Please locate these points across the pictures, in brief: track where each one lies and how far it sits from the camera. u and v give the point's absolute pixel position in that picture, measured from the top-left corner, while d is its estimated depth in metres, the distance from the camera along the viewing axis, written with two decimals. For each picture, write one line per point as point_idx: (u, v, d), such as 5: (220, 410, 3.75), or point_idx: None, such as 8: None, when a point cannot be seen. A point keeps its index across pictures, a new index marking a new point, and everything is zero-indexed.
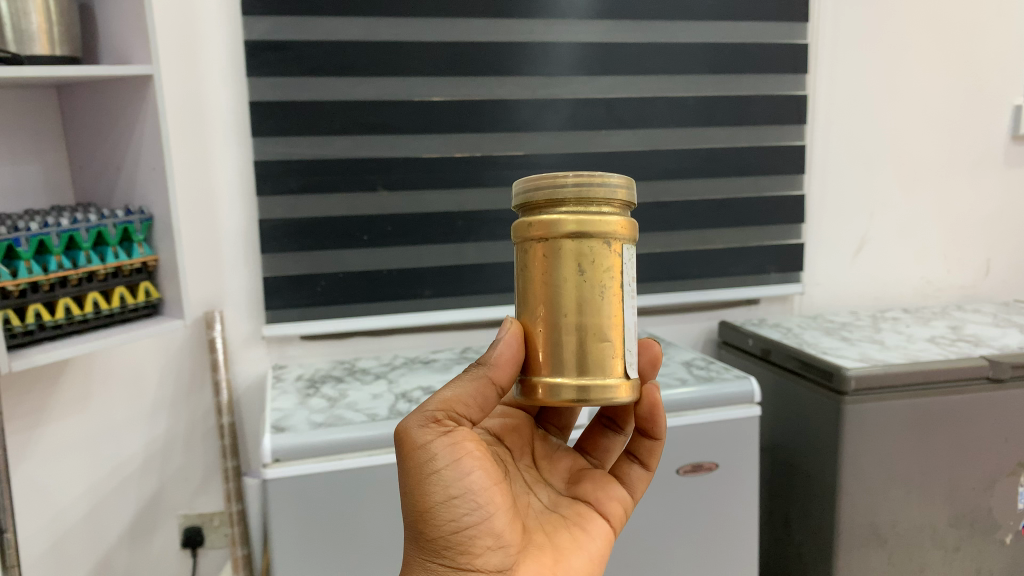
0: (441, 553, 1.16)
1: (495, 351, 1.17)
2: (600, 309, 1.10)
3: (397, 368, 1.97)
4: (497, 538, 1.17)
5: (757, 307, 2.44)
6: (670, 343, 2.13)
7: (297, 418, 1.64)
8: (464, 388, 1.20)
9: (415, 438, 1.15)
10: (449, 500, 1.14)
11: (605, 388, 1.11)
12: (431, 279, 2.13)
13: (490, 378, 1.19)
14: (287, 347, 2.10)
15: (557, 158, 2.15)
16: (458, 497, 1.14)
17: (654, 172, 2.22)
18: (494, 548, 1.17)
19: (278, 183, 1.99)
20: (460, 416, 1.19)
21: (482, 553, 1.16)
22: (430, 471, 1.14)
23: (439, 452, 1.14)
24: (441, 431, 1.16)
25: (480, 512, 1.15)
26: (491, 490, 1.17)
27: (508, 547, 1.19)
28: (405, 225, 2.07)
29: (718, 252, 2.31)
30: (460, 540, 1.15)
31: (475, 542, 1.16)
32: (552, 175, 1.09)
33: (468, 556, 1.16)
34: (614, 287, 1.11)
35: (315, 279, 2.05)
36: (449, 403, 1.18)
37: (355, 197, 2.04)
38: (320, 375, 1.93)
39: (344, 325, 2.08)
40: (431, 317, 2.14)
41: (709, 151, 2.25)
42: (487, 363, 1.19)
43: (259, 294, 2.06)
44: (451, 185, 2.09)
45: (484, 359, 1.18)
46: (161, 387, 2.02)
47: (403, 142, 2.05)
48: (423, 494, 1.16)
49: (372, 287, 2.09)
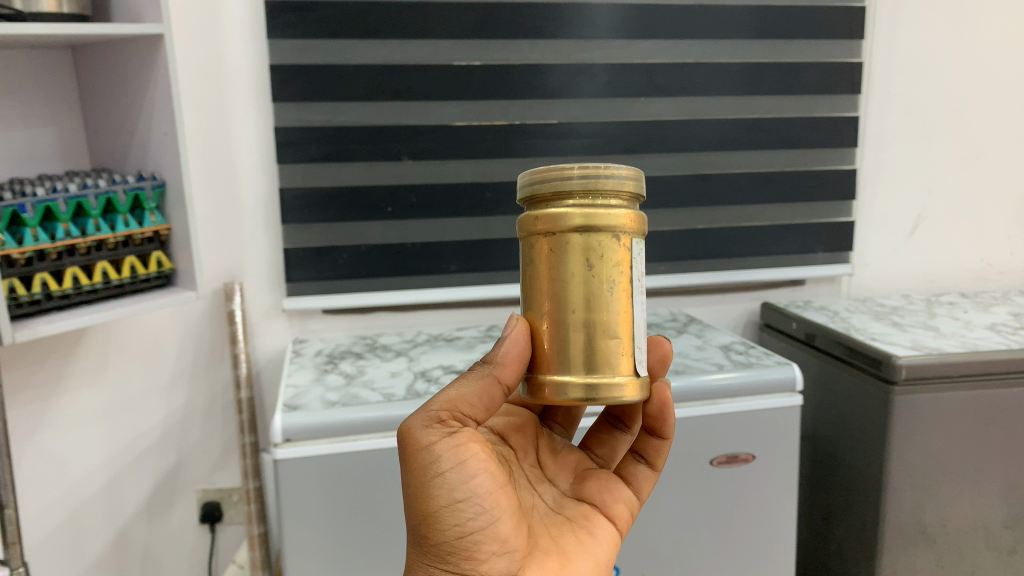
0: (443, 558, 1.09)
1: (504, 350, 1.08)
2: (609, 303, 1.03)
3: (420, 345, 1.89)
4: (503, 543, 1.11)
5: (802, 288, 2.30)
6: (707, 325, 2.02)
7: (312, 396, 1.57)
8: (469, 387, 1.11)
9: (420, 440, 1.07)
10: (454, 504, 1.07)
11: (612, 386, 1.04)
12: (458, 253, 2.04)
13: (499, 377, 1.10)
14: (308, 322, 2.03)
15: (592, 127, 2.04)
16: (464, 501, 1.07)
17: (695, 144, 2.09)
18: (500, 554, 1.10)
19: (300, 150, 1.91)
20: (465, 416, 1.10)
21: (487, 558, 1.10)
22: (435, 474, 1.07)
23: (445, 453, 1.06)
24: (447, 432, 1.08)
25: (486, 517, 1.08)
26: (497, 493, 1.10)
27: (514, 551, 1.13)
28: (431, 196, 1.98)
29: (761, 230, 2.18)
30: (464, 545, 1.08)
31: (478, 548, 1.09)
32: (560, 168, 1.02)
33: (473, 562, 1.09)
34: (625, 282, 1.04)
35: (337, 252, 1.97)
36: (455, 404, 1.09)
37: (379, 166, 1.95)
38: (341, 351, 1.87)
39: (368, 299, 2.00)
40: (457, 293, 2.05)
41: (755, 122, 2.12)
42: (495, 362, 1.09)
43: (280, 265, 1.99)
44: (479, 155, 1.99)
45: (493, 357, 1.09)
46: (181, 360, 1.97)
47: (429, 110, 1.95)
48: (426, 497, 1.08)
49: (396, 261, 2.01)
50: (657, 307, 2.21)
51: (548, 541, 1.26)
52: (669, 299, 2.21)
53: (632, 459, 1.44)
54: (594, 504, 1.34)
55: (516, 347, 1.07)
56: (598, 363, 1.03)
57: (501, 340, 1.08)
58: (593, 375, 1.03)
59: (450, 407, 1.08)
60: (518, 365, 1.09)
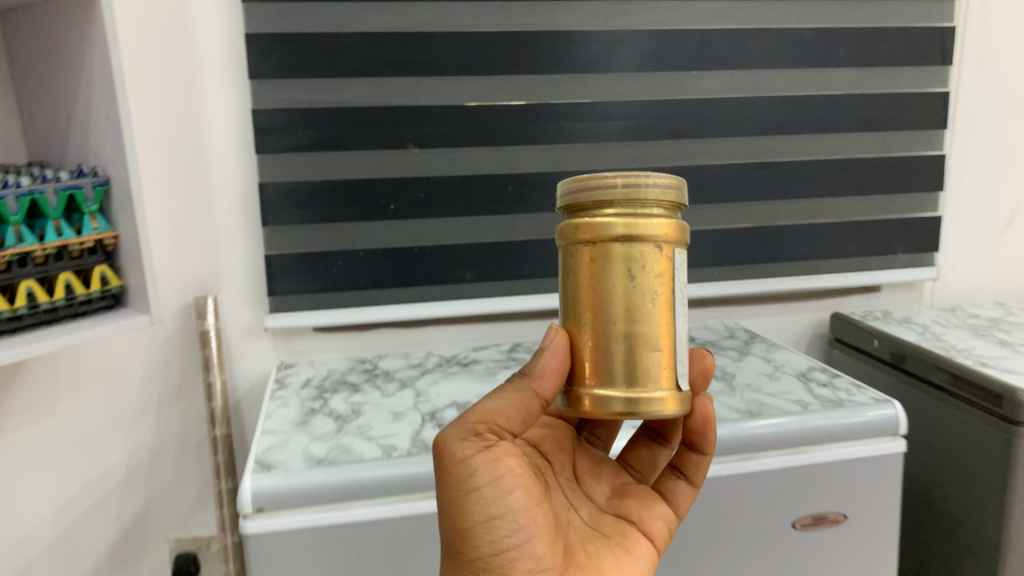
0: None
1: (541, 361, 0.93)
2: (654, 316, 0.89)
3: (429, 373, 1.57)
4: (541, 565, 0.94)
5: (878, 295, 1.96)
6: (773, 344, 1.68)
7: (293, 447, 1.25)
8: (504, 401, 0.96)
9: (454, 456, 0.92)
10: (488, 519, 0.92)
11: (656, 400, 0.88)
12: (476, 259, 1.71)
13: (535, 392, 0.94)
14: (298, 341, 1.71)
15: (635, 106, 1.70)
16: (502, 516, 0.92)
17: (755, 125, 1.76)
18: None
19: (285, 137, 1.58)
20: (501, 430, 0.94)
21: None
22: (469, 490, 0.91)
23: (479, 469, 0.91)
24: (482, 444, 0.93)
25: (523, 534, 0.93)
26: (535, 510, 0.95)
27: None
28: (442, 191, 1.66)
29: (833, 227, 1.85)
30: (500, 565, 0.93)
31: (517, 569, 0.93)
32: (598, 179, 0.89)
33: None
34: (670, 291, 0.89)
35: (330, 258, 1.65)
36: (491, 417, 0.93)
37: (380, 155, 1.63)
38: (332, 381, 1.55)
39: (367, 315, 1.68)
40: (474, 307, 1.73)
41: (828, 99, 1.78)
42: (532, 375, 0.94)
43: (262, 275, 1.67)
44: (500, 140, 1.66)
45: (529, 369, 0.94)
46: (147, 389, 1.65)
47: (439, 87, 1.62)
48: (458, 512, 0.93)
49: (402, 269, 1.68)
50: (708, 319, 1.88)
51: (586, 559, 1.01)
52: (723, 310, 1.88)
53: (675, 474, 1.16)
54: (634, 522, 1.09)
55: (560, 360, 0.92)
56: (643, 379, 0.88)
57: (542, 350, 0.93)
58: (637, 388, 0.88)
59: (487, 422, 0.93)
60: (559, 378, 0.93)
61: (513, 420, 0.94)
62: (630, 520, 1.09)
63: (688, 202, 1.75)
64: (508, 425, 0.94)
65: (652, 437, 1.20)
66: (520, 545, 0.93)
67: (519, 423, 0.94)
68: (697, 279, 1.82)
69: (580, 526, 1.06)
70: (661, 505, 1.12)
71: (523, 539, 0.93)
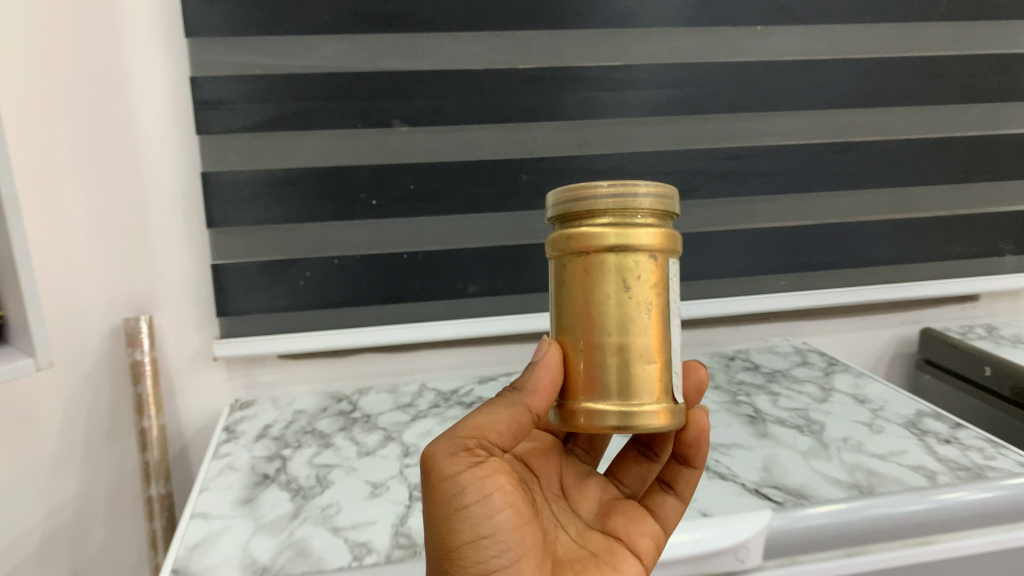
0: None
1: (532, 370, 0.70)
2: (659, 323, 0.67)
3: (422, 418, 1.22)
4: None
5: (975, 306, 1.60)
6: (858, 376, 1.33)
7: (229, 542, 0.90)
8: (490, 409, 0.71)
9: (437, 460, 0.66)
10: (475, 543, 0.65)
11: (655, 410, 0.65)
12: (483, 268, 1.36)
13: (526, 406, 0.70)
14: (258, 370, 1.37)
15: (684, 72, 1.33)
16: (495, 537, 0.66)
17: (834, 95, 1.39)
18: None
19: (235, 114, 1.23)
20: (492, 443, 0.68)
21: None
22: (452, 501, 0.66)
23: (470, 479, 0.66)
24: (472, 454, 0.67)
25: (515, 564, 0.67)
26: (527, 534, 0.69)
27: None
28: (437, 181, 1.30)
29: (925, 223, 1.48)
30: None
31: None
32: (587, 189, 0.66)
33: None
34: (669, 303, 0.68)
35: (295, 268, 1.30)
36: (485, 422, 0.69)
37: (357, 136, 1.27)
38: (295, 429, 1.20)
39: (346, 340, 1.33)
40: (481, 327, 1.38)
41: (925, 62, 1.41)
42: (524, 385, 0.71)
43: (209, 291, 1.32)
44: (513, 116, 1.30)
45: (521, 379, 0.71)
46: (67, 436, 1.30)
47: (432, 47, 1.26)
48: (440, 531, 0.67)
49: (389, 281, 1.33)
50: (770, 338, 1.53)
51: None
52: (786, 324, 1.53)
53: (663, 488, 0.86)
54: (622, 541, 0.80)
55: (550, 372, 0.69)
56: (640, 392, 0.65)
57: (533, 359, 0.70)
58: (632, 397, 0.65)
59: (480, 428, 0.68)
60: (554, 390, 0.70)
61: (508, 430, 0.69)
62: (618, 538, 0.80)
63: (749, 192, 1.40)
64: (500, 438, 0.69)
65: (643, 449, 0.93)
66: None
67: (513, 438, 0.70)
68: (759, 289, 1.47)
69: (557, 540, 0.78)
70: (652, 521, 0.83)
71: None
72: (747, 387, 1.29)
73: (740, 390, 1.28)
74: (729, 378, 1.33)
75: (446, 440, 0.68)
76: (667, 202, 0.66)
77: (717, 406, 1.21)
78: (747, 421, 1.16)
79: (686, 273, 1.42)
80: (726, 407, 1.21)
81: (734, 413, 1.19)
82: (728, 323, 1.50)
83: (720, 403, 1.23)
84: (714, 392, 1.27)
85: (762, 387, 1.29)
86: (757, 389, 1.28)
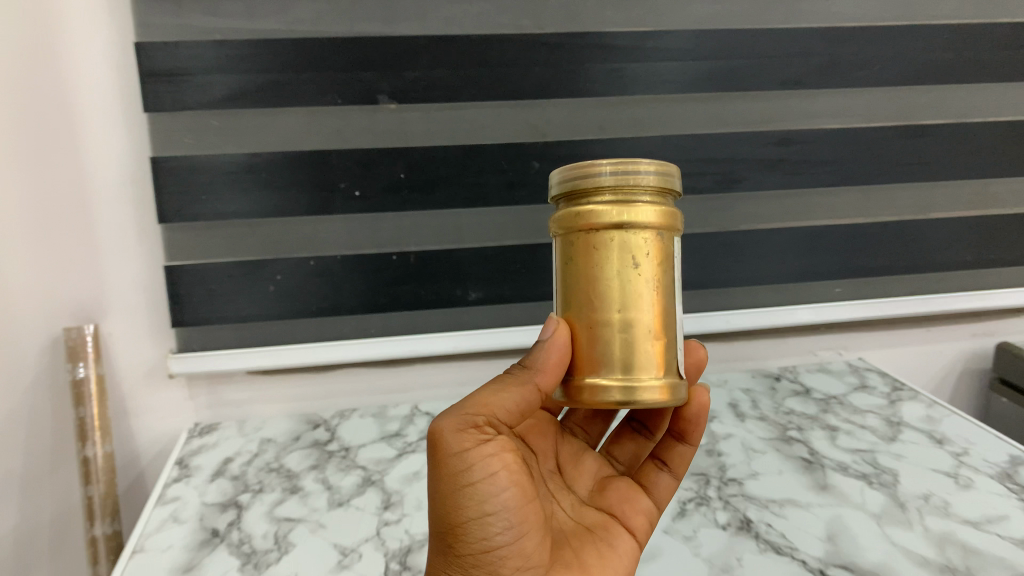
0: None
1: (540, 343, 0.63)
2: (663, 300, 0.61)
3: (409, 455, 1.02)
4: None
5: None
6: (931, 406, 1.11)
7: None
8: (497, 384, 0.64)
9: (443, 436, 0.60)
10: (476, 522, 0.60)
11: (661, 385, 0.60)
12: (486, 271, 1.15)
13: (532, 383, 0.63)
14: (225, 388, 1.17)
15: (728, 40, 1.12)
16: (500, 513, 0.60)
17: (906, 70, 1.17)
18: None
19: (188, 89, 1.03)
20: (498, 419, 0.62)
21: None
22: (458, 477, 0.60)
23: (476, 456, 0.60)
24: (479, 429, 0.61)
25: (518, 546, 0.61)
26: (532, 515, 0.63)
27: None
28: (431, 168, 1.09)
29: (1007, 222, 1.26)
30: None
31: None
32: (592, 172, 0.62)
33: None
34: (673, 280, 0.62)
35: (265, 270, 1.10)
36: (493, 397, 0.62)
37: (336, 115, 1.06)
38: (258, 467, 1.01)
39: (322, 355, 1.14)
40: (483, 341, 1.17)
41: (1015, 30, 1.18)
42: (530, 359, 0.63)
43: (163, 297, 1.13)
44: (523, 91, 1.09)
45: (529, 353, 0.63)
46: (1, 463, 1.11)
47: (426, 7, 1.05)
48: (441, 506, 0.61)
49: (374, 286, 1.13)
50: (820, 352, 1.33)
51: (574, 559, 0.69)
52: (840, 336, 1.33)
53: (657, 463, 0.82)
54: (617, 517, 0.76)
55: (559, 349, 0.62)
56: (643, 366, 0.60)
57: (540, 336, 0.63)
58: (635, 370, 0.59)
59: (489, 405, 0.62)
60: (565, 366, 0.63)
61: (516, 408, 0.62)
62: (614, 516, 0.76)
63: (802, 184, 1.19)
64: (508, 415, 0.62)
65: (638, 429, 0.87)
66: (517, 561, 0.62)
67: (520, 414, 0.64)
68: (810, 298, 1.26)
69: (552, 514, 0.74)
70: (646, 498, 0.79)
71: (521, 552, 0.62)
72: (799, 420, 1.08)
73: (791, 425, 1.07)
74: (777, 408, 1.12)
75: (453, 414, 0.61)
76: (669, 179, 0.61)
77: (763, 447, 1.01)
78: (802, 469, 0.95)
79: (725, 280, 1.22)
80: (775, 448, 1.00)
81: (786, 458, 0.98)
82: (772, 333, 1.30)
83: (768, 442, 1.02)
84: (760, 426, 1.07)
85: (817, 420, 1.08)
86: (811, 424, 1.07)
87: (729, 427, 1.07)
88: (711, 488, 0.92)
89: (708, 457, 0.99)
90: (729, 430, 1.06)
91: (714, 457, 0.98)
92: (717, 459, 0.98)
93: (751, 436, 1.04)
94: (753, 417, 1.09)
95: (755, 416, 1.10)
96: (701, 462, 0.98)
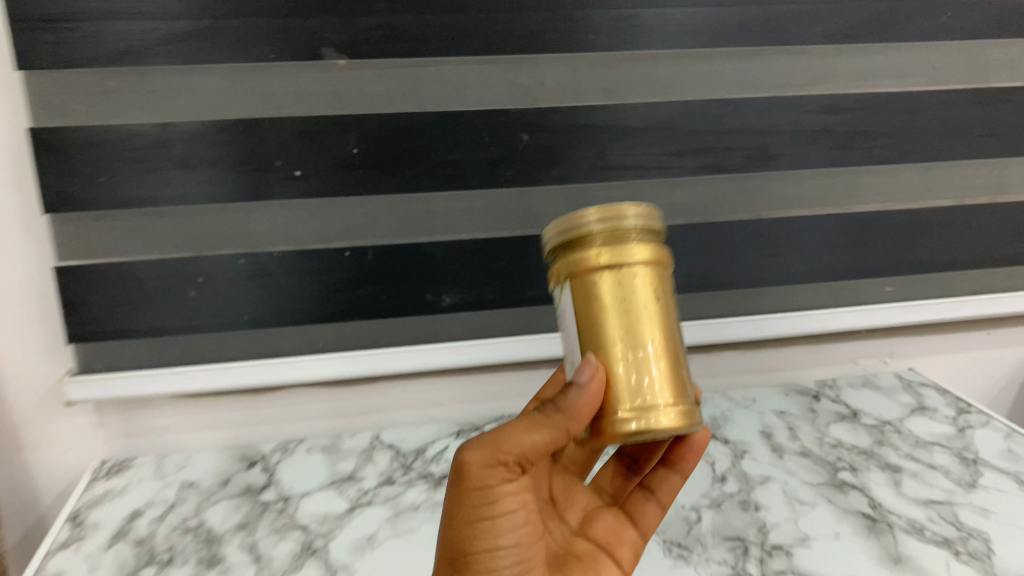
0: None
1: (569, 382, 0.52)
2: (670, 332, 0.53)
3: (362, 509, 0.81)
4: None
5: None
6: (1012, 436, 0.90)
7: None
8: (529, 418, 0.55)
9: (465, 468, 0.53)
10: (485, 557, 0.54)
11: (681, 412, 0.51)
12: (463, 272, 0.92)
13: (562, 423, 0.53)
14: (142, 415, 0.95)
15: None
16: (510, 549, 0.54)
17: (984, 20, 0.94)
18: None
19: (70, 36, 0.77)
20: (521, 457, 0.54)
21: None
22: (474, 510, 0.53)
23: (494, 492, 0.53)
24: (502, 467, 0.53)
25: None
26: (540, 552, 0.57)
27: None
28: (393, 141, 0.86)
29: None
30: None
31: None
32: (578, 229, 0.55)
33: None
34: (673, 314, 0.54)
35: (183, 273, 0.87)
36: (523, 435, 0.54)
37: (268, 74, 0.82)
38: (171, 526, 0.80)
39: (259, 376, 0.92)
40: (460, 356, 0.95)
41: None
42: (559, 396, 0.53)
43: (55, 306, 0.89)
44: (508, 44, 0.85)
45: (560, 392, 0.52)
46: None
47: None
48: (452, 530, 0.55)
49: (322, 291, 0.90)
50: (861, 361, 1.12)
51: None
52: (885, 342, 1.11)
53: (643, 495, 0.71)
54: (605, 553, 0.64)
55: (593, 396, 0.52)
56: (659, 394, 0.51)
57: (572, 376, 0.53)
58: (650, 394, 0.51)
59: (517, 436, 0.54)
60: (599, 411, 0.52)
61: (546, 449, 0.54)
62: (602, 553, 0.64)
63: (850, 162, 0.97)
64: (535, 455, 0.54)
65: (628, 463, 0.76)
66: None
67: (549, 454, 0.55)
68: (857, 300, 1.05)
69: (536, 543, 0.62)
70: (632, 529, 0.68)
71: None
72: (851, 458, 0.87)
73: (842, 465, 0.86)
74: (821, 440, 0.91)
75: (480, 444, 0.54)
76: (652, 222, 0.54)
77: (812, 499, 0.80)
78: (866, 533, 0.74)
79: (754, 279, 1.00)
80: (827, 501, 0.79)
81: (843, 515, 0.77)
82: (806, 339, 1.09)
83: (816, 491, 0.81)
84: (803, 467, 0.86)
85: (873, 458, 0.87)
86: (866, 463, 0.86)
87: (765, 468, 0.86)
88: (752, 563, 0.70)
89: (743, 514, 0.78)
90: (766, 473, 0.85)
91: (750, 515, 0.77)
92: (755, 517, 0.77)
93: (794, 482, 0.83)
94: (793, 453, 0.89)
95: (795, 451, 0.89)
96: (735, 522, 0.76)
